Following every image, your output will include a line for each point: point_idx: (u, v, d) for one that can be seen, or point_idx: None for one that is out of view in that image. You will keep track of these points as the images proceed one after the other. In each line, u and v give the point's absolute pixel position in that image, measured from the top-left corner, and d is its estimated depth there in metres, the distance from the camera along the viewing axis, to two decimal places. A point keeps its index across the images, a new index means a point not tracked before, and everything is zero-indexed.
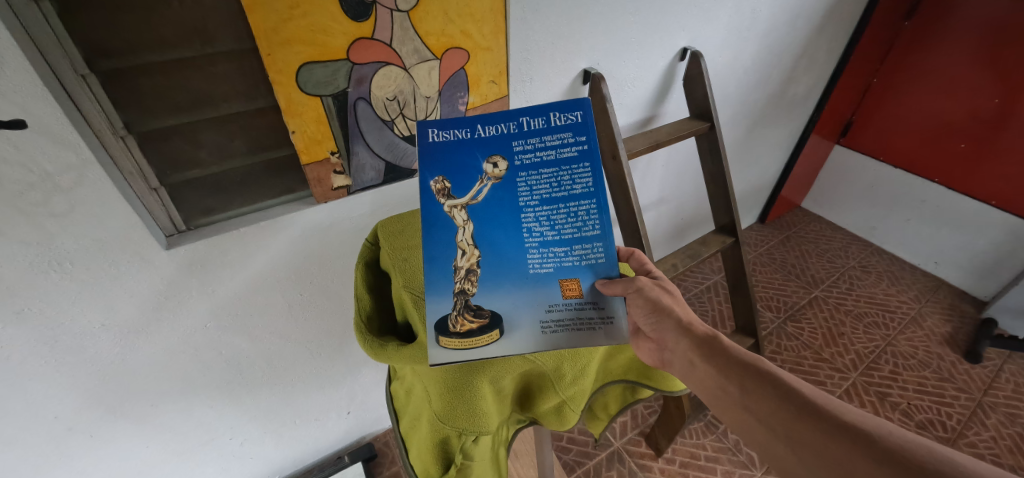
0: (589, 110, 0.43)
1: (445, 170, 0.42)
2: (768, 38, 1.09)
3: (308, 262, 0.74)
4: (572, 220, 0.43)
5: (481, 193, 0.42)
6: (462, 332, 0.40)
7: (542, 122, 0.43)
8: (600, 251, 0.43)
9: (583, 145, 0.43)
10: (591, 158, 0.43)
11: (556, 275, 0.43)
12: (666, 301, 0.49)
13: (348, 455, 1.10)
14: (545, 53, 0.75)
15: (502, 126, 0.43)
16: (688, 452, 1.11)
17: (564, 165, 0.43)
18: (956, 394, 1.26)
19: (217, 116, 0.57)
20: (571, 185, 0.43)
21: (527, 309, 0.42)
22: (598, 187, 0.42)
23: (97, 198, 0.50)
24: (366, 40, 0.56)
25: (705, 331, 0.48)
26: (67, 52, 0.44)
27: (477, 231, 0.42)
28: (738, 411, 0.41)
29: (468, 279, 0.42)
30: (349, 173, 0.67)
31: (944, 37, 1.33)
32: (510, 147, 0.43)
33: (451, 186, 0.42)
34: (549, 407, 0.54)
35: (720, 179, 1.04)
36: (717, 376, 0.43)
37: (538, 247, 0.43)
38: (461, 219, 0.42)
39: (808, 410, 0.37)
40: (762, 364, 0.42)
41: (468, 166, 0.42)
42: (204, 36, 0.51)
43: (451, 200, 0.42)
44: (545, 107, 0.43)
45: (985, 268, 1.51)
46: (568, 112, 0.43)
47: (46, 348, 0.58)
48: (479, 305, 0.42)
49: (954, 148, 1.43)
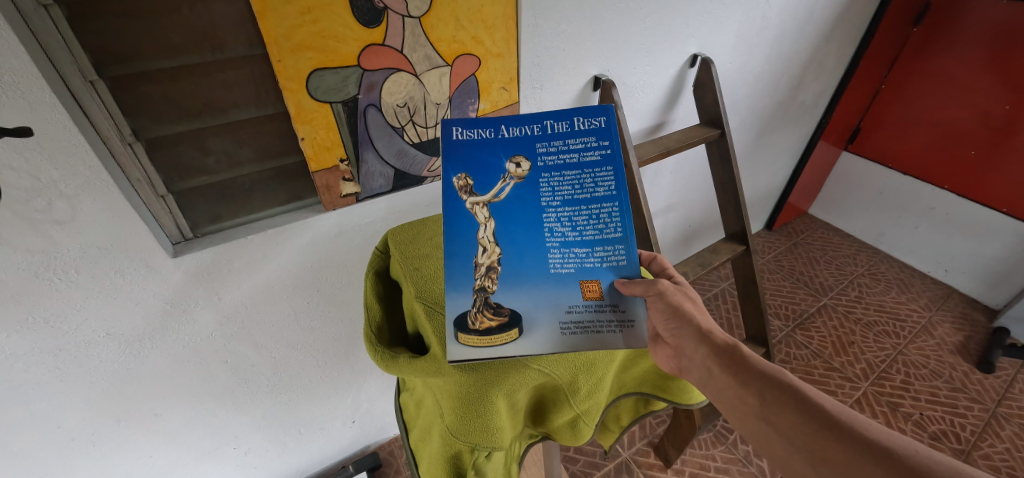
0: (613, 116, 0.44)
1: (469, 167, 0.42)
2: (779, 43, 1.08)
3: (316, 269, 0.72)
4: (594, 221, 0.42)
5: (505, 191, 0.42)
6: (481, 329, 0.39)
7: (566, 126, 0.44)
8: (621, 253, 0.42)
9: (606, 150, 0.43)
10: (614, 162, 0.43)
11: (576, 275, 0.42)
12: (687, 309, 0.47)
13: (353, 464, 1.06)
14: (557, 59, 0.74)
15: (527, 128, 0.43)
16: (698, 463, 1.10)
17: (587, 168, 0.43)
18: (969, 404, 1.24)
19: (226, 123, 0.56)
20: (594, 187, 0.43)
21: (545, 309, 0.41)
22: (620, 190, 0.42)
23: (104, 206, 0.49)
24: (377, 46, 0.55)
25: (725, 338, 0.46)
26: (76, 58, 0.44)
27: (499, 229, 0.42)
28: (756, 422, 0.40)
29: (488, 276, 0.41)
30: (358, 180, 0.66)
31: (954, 44, 1.32)
32: (534, 148, 0.43)
33: (474, 183, 0.42)
34: (563, 422, 0.52)
35: (730, 185, 1.03)
36: (737, 386, 0.42)
37: (559, 247, 0.42)
38: (483, 216, 0.41)
39: (829, 424, 0.36)
40: (784, 376, 0.41)
41: (492, 164, 0.42)
42: (214, 42, 0.50)
43: (474, 197, 0.42)
44: (570, 112, 0.44)
45: (996, 275, 1.49)
46: (592, 118, 0.44)
47: (51, 357, 0.57)
48: (498, 303, 0.41)
49: (963, 155, 1.42)
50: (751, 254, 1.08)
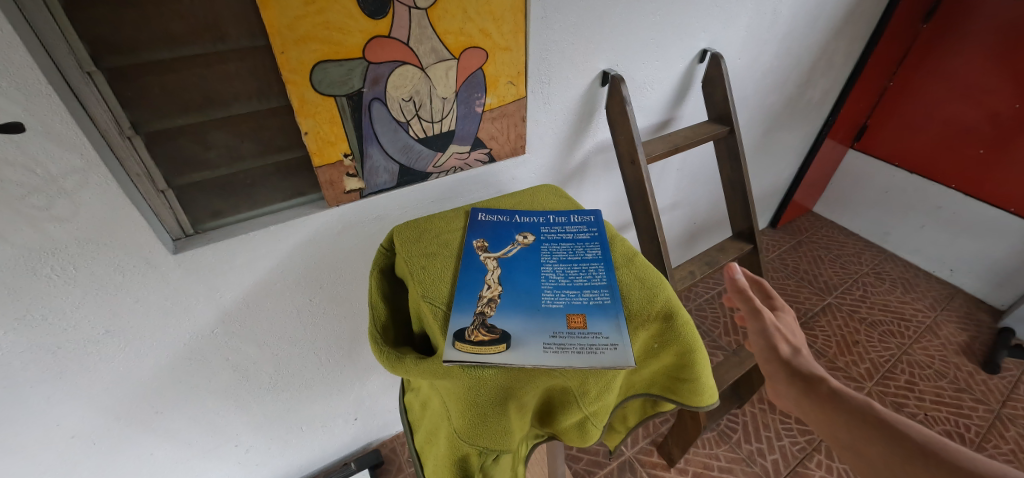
0: (600, 216, 0.61)
1: (487, 236, 0.57)
2: (789, 38, 1.06)
3: (319, 266, 0.71)
4: (583, 274, 0.52)
5: (511, 252, 0.55)
6: (475, 340, 0.42)
7: (564, 218, 0.61)
8: (607, 296, 0.48)
9: (594, 233, 0.58)
10: (599, 240, 0.57)
11: (565, 309, 0.47)
12: (783, 349, 0.54)
13: (354, 462, 1.06)
14: (565, 53, 0.72)
15: (534, 217, 0.61)
16: (700, 462, 1.09)
17: (579, 242, 0.56)
18: (974, 405, 1.23)
19: (228, 117, 0.55)
20: (583, 253, 0.55)
21: (534, 332, 0.44)
22: (604, 256, 0.54)
23: (102, 201, 0.48)
24: (383, 38, 0.54)
25: (817, 373, 0.51)
26: (73, 48, 0.42)
27: (502, 274, 0.51)
28: (850, 453, 0.45)
29: (488, 304, 0.46)
30: (362, 176, 0.65)
31: (963, 41, 1.31)
32: (538, 228, 0.59)
33: (489, 244, 0.55)
34: (571, 423, 0.51)
35: (738, 183, 1.01)
36: (830, 423, 0.47)
37: (552, 288, 0.50)
38: (491, 264, 0.52)
39: (915, 453, 0.39)
40: (871, 408, 0.45)
41: (505, 236, 0.57)
42: (215, 33, 0.49)
43: (487, 253, 0.54)
44: (567, 211, 0.62)
45: (1002, 276, 1.49)
46: (584, 215, 0.62)
47: (49, 355, 0.56)
48: (492, 324, 0.44)
49: (971, 153, 1.41)
50: (759, 254, 1.05)
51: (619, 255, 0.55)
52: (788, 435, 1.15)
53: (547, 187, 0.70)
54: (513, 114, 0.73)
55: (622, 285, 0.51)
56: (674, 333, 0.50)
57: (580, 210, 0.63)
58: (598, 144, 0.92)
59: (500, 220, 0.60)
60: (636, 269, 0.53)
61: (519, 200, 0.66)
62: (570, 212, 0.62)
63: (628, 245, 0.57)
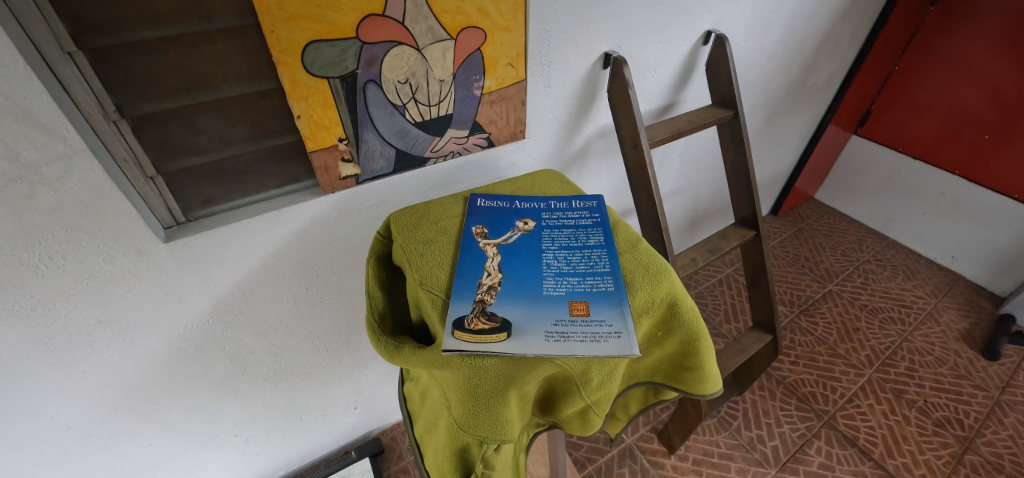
0: (602, 201, 0.60)
1: (488, 222, 0.55)
2: (795, 20, 1.03)
3: (315, 254, 0.70)
4: (586, 260, 0.50)
5: (511, 238, 0.53)
6: (474, 329, 0.41)
7: (565, 204, 0.60)
8: (610, 282, 0.47)
9: (596, 218, 0.56)
10: (602, 225, 0.55)
11: (567, 297, 0.46)
12: None
13: (355, 451, 1.07)
14: (566, 34, 0.70)
15: (534, 203, 0.60)
16: (701, 449, 1.10)
17: (580, 228, 0.55)
18: (974, 391, 1.24)
19: (217, 100, 0.53)
20: (585, 239, 0.53)
21: (535, 320, 0.43)
22: (607, 242, 0.53)
23: (89, 189, 0.46)
24: (377, 16, 0.51)
25: None
26: (51, 26, 0.40)
27: (503, 261, 0.50)
28: None
29: (488, 292, 0.45)
30: (357, 161, 0.63)
31: (971, 24, 1.28)
32: (539, 214, 0.58)
33: (488, 231, 0.54)
34: (572, 413, 0.50)
35: (741, 169, 0.99)
36: None
37: (554, 275, 0.48)
38: (491, 251, 0.51)
39: None
40: None
41: (505, 222, 0.56)
42: (201, 11, 0.46)
43: (486, 239, 0.53)
44: (568, 197, 0.61)
45: (1003, 263, 1.48)
46: (586, 201, 0.60)
47: (40, 347, 0.55)
48: (493, 312, 0.43)
49: (975, 139, 1.39)
50: (761, 241, 1.04)
51: (621, 241, 0.54)
52: (788, 421, 1.16)
53: (547, 172, 0.68)
54: (513, 98, 0.71)
55: (626, 272, 0.49)
56: (679, 320, 0.49)
57: (582, 195, 0.62)
58: (599, 128, 0.90)
59: (499, 206, 0.59)
60: (640, 256, 0.51)
61: (518, 185, 0.65)
62: (571, 198, 0.61)
63: (631, 230, 0.56)
